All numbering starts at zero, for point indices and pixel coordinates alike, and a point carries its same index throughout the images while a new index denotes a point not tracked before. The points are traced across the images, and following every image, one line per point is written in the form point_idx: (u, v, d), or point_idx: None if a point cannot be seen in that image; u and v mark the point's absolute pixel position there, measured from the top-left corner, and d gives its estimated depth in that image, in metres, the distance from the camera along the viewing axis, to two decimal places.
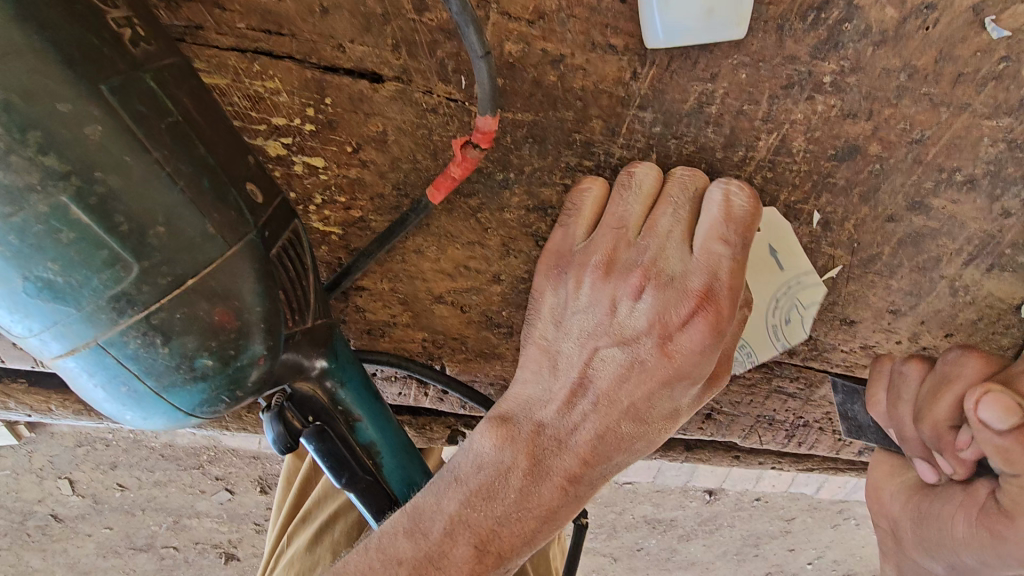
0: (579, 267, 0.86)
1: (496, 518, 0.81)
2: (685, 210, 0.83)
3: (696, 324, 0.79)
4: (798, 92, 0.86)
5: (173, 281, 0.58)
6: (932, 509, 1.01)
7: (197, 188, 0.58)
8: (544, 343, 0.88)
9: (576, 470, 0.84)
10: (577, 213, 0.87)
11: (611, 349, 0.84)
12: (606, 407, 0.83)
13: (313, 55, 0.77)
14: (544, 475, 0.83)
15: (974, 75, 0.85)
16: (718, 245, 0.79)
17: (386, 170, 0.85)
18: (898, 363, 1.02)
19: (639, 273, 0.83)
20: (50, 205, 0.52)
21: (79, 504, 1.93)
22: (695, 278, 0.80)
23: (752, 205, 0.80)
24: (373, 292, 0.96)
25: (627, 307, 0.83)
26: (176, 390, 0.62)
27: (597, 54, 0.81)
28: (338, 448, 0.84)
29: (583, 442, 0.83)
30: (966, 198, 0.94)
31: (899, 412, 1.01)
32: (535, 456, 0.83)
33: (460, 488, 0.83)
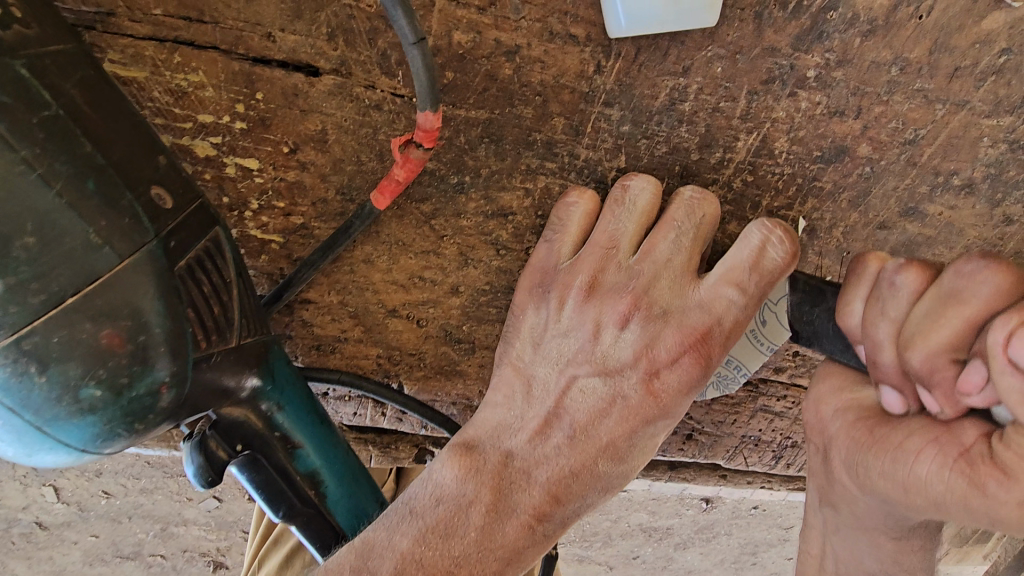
0: (563, 289, 0.78)
1: (454, 558, 0.73)
2: (688, 237, 0.75)
3: (684, 363, 0.75)
4: (780, 87, 0.78)
5: (49, 299, 0.51)
6: (892, 439, 0.72)
7: (79, 192, 0.51)
8: (520, 364, 0.81)
9: (545, 507, 0.76)
10: (563, 229, 0.78)
11: (592, 379, 0.78)
12: (582, 441, 0.77)
13: (239, 45, 0.70)
14: (510, 511, 0.75)
15: (972, 68, 0.78)
16: (731, 291, 0.73)
17: (328, 172, 0.77)
18: (892, 269, 0.68)
19: (628, 299, 0.76)
20: None
21: (65, 511, 1.81)
22: (694, 314, 0.74)
23: (787, 262, 0.73)
24: (320, 306, 0.88)
25: (612, 336, 0.77)
26: (61, 423, 0.55)
27: (556, 44, 0.74)
28: (274, 478, 0.77)
29: (553, 477, 0.76)
30: (964, 203, 0.86)
31: (881, 326, 0.69)
32: (501, 490, 0.76)
33: (415, 523, 0.75)
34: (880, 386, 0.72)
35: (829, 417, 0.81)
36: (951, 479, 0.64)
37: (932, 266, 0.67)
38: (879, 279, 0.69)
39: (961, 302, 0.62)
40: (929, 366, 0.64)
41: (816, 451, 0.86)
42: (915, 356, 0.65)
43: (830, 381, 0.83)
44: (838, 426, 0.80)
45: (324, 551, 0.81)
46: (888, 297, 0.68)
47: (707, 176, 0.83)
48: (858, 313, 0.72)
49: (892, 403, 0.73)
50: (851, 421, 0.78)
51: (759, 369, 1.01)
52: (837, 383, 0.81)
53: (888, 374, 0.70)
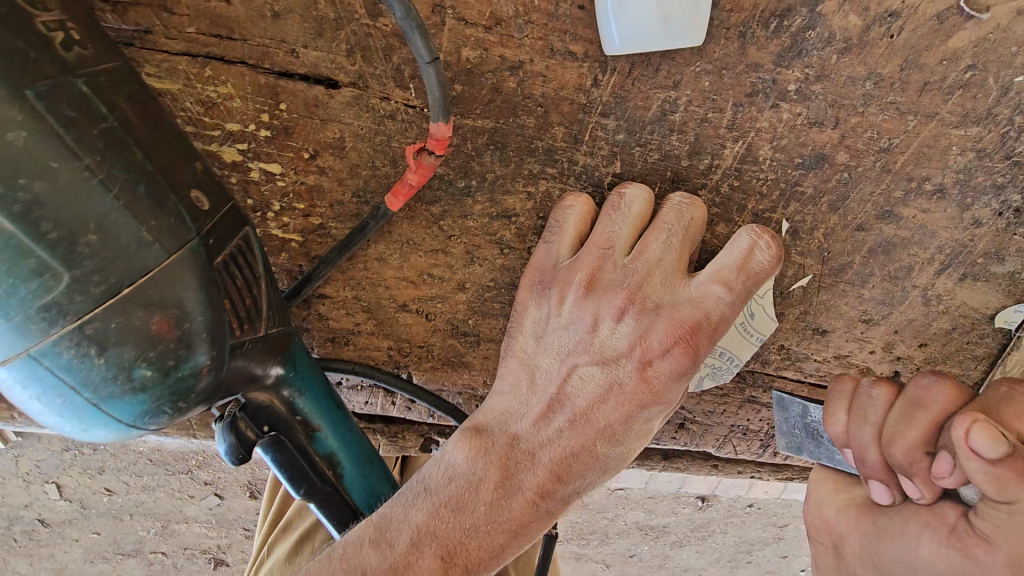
0: (563, 284, 0.85)
1: (465, 530, 0.79)
2: (678, 238, 0.81)
3: (675, 355, 0.82)
4: (763, 100, 0.84)
5: (106, 291, 0.57)
6: (895, 529, 0.80)
7: (132, 195, 0.57)
8: (524, 355, 0.87)
9: (548, 485, 0.83)
10: (561, 230, 0.85)
11: (591, 367, 0.84)
12: (582, 424, 0.83)
13: (265, 61, 0.76)
14: (516, 489, 0.82)
15: (940, 83, 0.84)
16: (717, 287, 0.80)
17: (345, 177, 0.83)
18: (922, 377, 0.79)
19: (623, 294, 0.82)
20: None
21: (65, 509, 1.87)
22: (685, 308, 0.81)
23: (773, 264, 0.80)
24: (336, 300, 0.94)
25: (609, 327, 0.83)
26: (115, 401, 0.61)
27: (556, 60, 0.80)
28: (295, 458, 0.83)
29: (556, 458, 0.83)
30: (936, 207, 0.93)
31: (864, 429, 0.82)
32: (508, 470, 0.82)
33: (429, 499, 0.81)
34: (869, 479, 0.83)
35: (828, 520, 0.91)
36: (950, 551, 0.71)
37: (894, 381, 0.83)
38: (858, 393, 0.84)
39: (924, 409, 0.77)
40: (908, 458, 0.77)
41: (824, 549, 0.92)
42: (896, 451, 0.78)
43: (822, 480, 0.94)
44: (847, 524, 0.87)
45: (341, 528, 0.87)
46: (915, 396, 0.79)
47: (696, 181, 0.89)
48: (841, 423, 0.85)
49: (878, 492, 0.84)
50: (845, 513, 0.89)
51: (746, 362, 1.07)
52: (831, 484, 0.93)
53: (873, 470, 0.82)
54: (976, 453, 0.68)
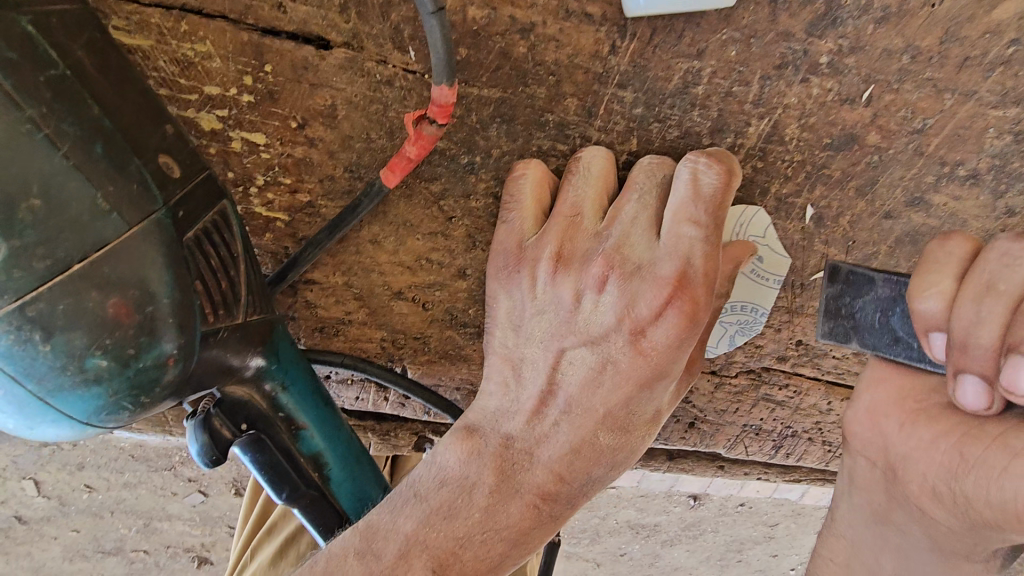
0: (531, 262, 0.74)
1: (458, 538, 0.72)
2: (652, 197, 0.73)
3: (669, 317, 0.69)
4: (792, 73, 0.78)
5: (54, 266, 0.49)
6: (985, 460, 0.68)
7: (86, 155, 0.50)
8: (506, 351, 0.77)
9: (550, 486, 0.74)
10: (518, 204, 0.76)
11: (579, 350, 0.74)
12: (579, 414, 0.74)
13: (248, 15, 0.68)
14: (514, 492, 0.74)
15: (981, 58, 0.78)
16: (689, 227, 0.68)
17: (336, 150, 0.76)
18: (1002, 243, 0.65)
19: (600, 262, 0.72)
20: None
21: (44, 506, 1.77)
22: (666, 265, 0.69)
23: (723, 183, 0.69)
24: (325, 287, 0.86)
25: (591, 301, 0.73)
26: (65, 395, 0.53)
27: (572, 22, 0.73)
28: (278, 461, 0.75)
29: (558, 456, 0.74)
30: (967, 194, 0.87)
31: (991, 303, 0.64)
32: (504, 472, 0.74)
33: (420, 506, 0.74)
34: (963, 375, 0.67)
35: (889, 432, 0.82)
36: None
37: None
38: (983, 258, 0.66)
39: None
40: None
41: (872, 466, 0.86)
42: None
43: (884, 388, 0.83)
44: (914, 446, 0.78)
45: (326, 534, 0.80)
46: (998, 271, 0.64)
47: None
48: (942, 293, 0.68)
49: (972, 397, 0.67)
50: (913, 429, 0.78)
51: (763, 357, 1.01)
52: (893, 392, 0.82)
53: (981, 358, 0.65)
54: None
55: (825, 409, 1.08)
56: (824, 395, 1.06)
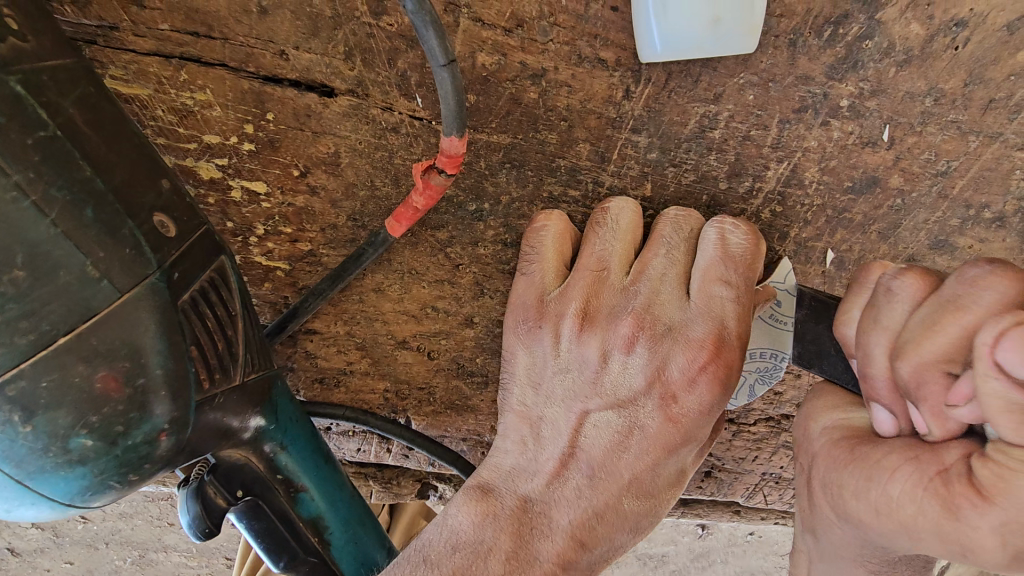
0: (554, 319, 0.71)
1: None
2: (681, 253, 0.70)
3: (702, 384, 0.67)
4: (812, 116, 0.75)
5: (38, 339, 0.46)
6: (872, 457, 0.63)
7: (76, 220, 0.47)
8: (524, 409, 0.73)
9: (570, 554, 0.68)
10: (539, 256, 0.72)
11: (604, 413, 0.70)
12: (602, 480, 0.70)
13: (250, 63, 0.66)
14: (533, 561, 0.68)
15: (1007, 100, 0.76)
16: (720, 288, 0.67)
17: (339, 198, 0.73)
18: (888, 276, 0.61)
19: (629, 321, 0.69)
20: None
21: (38, 535, 1.73)
22: (699, 327, 0.67)
23: (753, 243, 0.68)
24: (327, 336, 0.83)
25: (619, 362, 0.69)
26: (45, 477, 0.49)
27: (584, 68, 0.71)
28: (275, 527, 0.70)
29: (578, 524, 0.69)
30: (995, 237, 0.84)
31: (877, 337, 0.61)
32: (522, 538, 0.68)
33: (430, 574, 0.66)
34: (872, 405, 0.64)
35: (815, 436, 0.73)
36: (923, 502, 0.57)
37: (935, 276, 0.60)
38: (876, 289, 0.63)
39: (959, 311, 0.55)
40: (916, 378, 0.57)
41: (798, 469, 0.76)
42: (902, 366, 0.58)
43: (823, 396, 0.75)
44: (821, 446, 0.71)
45: None
46: (883, 305, 0.61)
47: (735, 206, 0.80)
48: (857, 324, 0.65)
49: (886, 426, 0.64)
50: (829, 433, 0.71)
51: (782, 404, 0.96)
52: (828, 400, 0.74)
53: (879, 390, 0.62)
54: (1002, 369, 0.50)
55: None
56: None
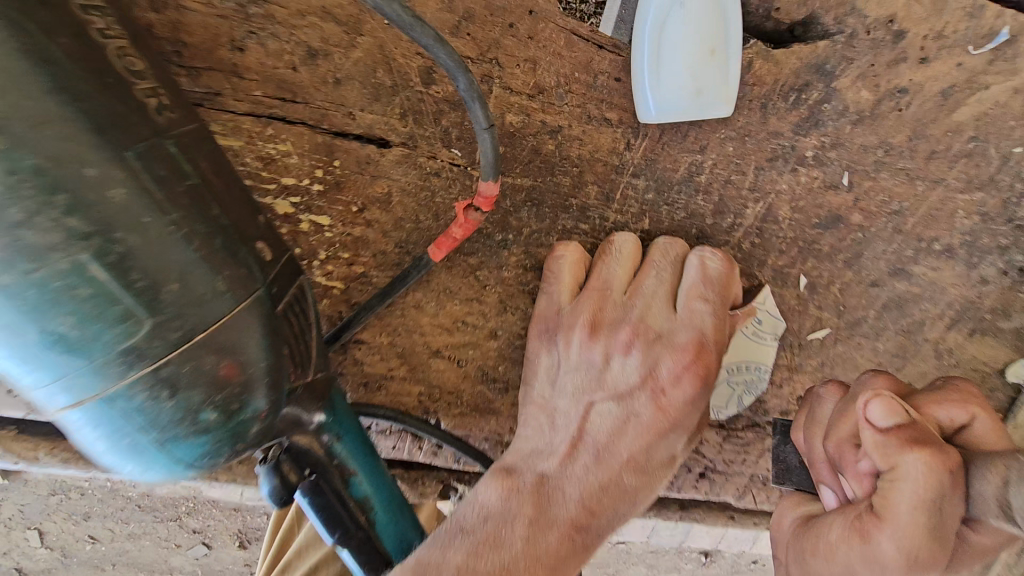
0: (567, 326, 0.85)
1: (505, 565, 0.77)
2: (668, 274, 0.86)
3: (686, 380, 0.82)
4: (783, 164, 0.91)
5: (182, 336, 0.59)
6: (822, 534, 0.76)
7: (210, 248, 0.61)
8: (542, 401, 0.85)
9: (580, 519, 0.81)
10: (557, 279, 0.86)
11: (607, 404, 0.84)
12: (606, 459, 0.83)
13: (324, 121, 0.82)
14: (550, 525, 0.80)
15: (946, 152, 0.91)
16: (699, 304, 0.83)
17: (389, 230, 0.87)
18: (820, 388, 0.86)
19: (628, 328, 0.84)
20: (70, 263, 0.53)
21: (46, 557, 1.71)
22: (683, 334, 0.83)
23: (726, 268, 0.84)
24: (372, 346, 0.97)
25: (619, 362, 0.84)
26: (178, 442, 0.62)
27: (593, 125, 0.87)
28: (331, 504, 0.83)
29: (586, 495, 0.82)
30: (944, 266, 0.98)
31: (815, 440, 0.83)
32: (540, 507, 0.81)
33: (468, 539, 0.79)
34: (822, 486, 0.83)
35: (786, 528, 0.86)
36: (855, 542, 0.70)
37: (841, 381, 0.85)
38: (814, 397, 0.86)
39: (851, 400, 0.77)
40: (838, 452, 0.76)
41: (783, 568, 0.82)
42: (828, 445, 0.77)
43: (789, 508, 0.89)
44: (790, 535, 0.84)
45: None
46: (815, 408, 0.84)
47: (720, 238, 0.93)
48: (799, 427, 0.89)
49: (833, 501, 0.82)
50: (791, 518, 0.87)
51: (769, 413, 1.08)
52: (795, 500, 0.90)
53: (823, 472, 0.82)
54: (870, 422, 0.69)
55: None
56: None
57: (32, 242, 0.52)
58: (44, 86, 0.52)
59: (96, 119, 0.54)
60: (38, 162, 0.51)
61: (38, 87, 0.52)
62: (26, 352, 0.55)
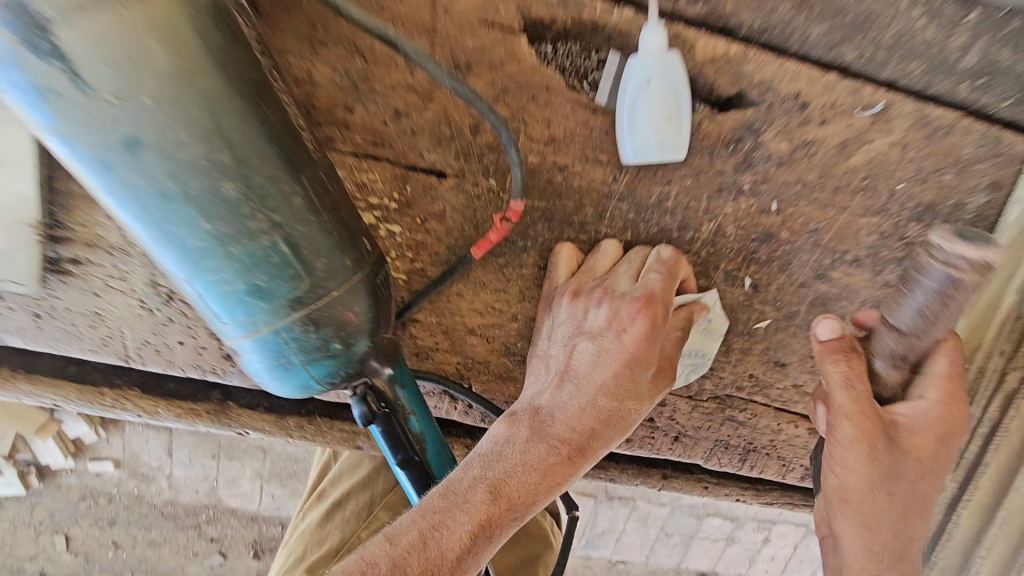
0: (558, 297, 1.22)
1: (506, 463, 1.10)
2: (634, 263, 1.21)
3: (640, 322, 1.14)
4: (727, 194, 1.25)
5: (327, 292, 0.92)
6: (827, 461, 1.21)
7: (344, 238, 0.95)
8: (542, 355, 1.22)
9: (567, 431, 1.13)
10: (555, 268, 1.25)
11: (586, 345, 1.17)
12: (586, 384, 1.15)
13: (401, 158, 1.16)
14: (543, 434, 1.13)
15: (847, 186, 1.25)
16: (652, 275, 1.16)
17: (442, 236, 1.22)
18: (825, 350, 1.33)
19: (600, 290, 1.18)
20: (272, 242, 0.86)
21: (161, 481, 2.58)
22: (639, 291, 1.15)
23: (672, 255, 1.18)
24: (424, 324, 1.29)
25: (593, 313, 1.18)
26: (316, 362, 0.96)
27: (589, 164, 1.21)
28: (397, 432, 1.13)
29: (571, 414, 1.13)
30: (856, 272, 1.31)
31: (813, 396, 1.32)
32: (537, 424, 1.14)
33: (480, 456, 1.12)
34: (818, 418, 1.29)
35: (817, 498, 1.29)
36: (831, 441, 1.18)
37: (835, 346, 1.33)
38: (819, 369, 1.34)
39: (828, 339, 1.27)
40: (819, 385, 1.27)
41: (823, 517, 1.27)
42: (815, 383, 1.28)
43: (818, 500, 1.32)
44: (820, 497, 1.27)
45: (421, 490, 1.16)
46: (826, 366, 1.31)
47: (683, 247, 1.28)
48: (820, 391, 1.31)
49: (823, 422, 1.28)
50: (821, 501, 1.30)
51: (726, 386, 1.42)
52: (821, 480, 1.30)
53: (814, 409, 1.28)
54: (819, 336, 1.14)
55: (777, 428, 1.48)
56: (774, 417, 1.46)
57: (252, 228, 0.85)
58: (260, 132, 0.84)
59: (283, 154, 0.87)
60: (261, 181, 0.84)
61: (257, 132, 0.84)
62: (236, 297, 0.88)
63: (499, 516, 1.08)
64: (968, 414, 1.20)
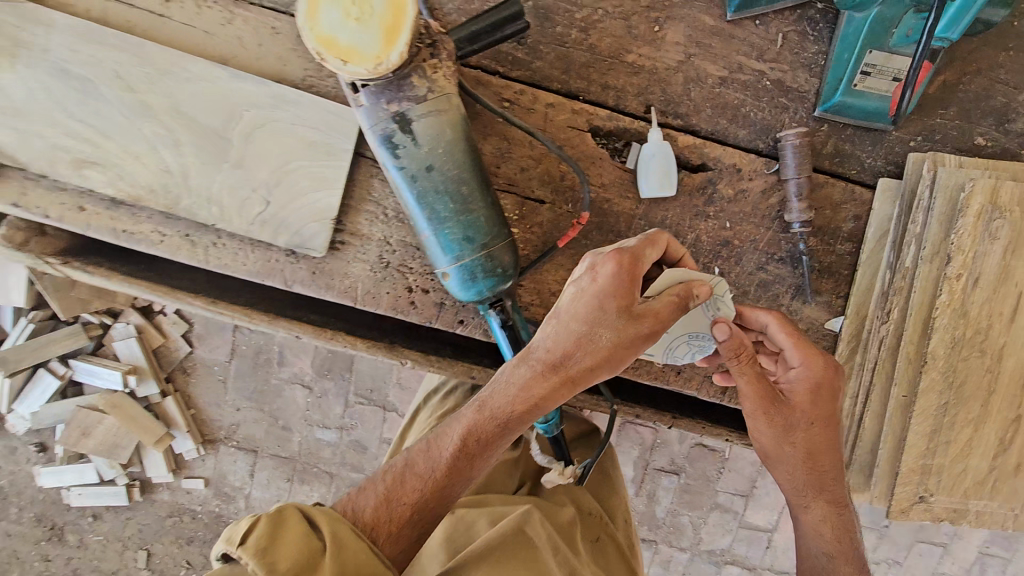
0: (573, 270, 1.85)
1: (496, 384, 1.75)
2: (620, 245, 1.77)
3: (602, 270, 1.69)
4: (701, 218, 2.20)
5: (497, 243, 1.89)
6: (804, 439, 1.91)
7: (505, 221, 1.93)
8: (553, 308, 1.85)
9: (541, 353, 1.72)
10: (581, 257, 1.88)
11: (569, 288, 1.74)
12: (561, 318, 1.72)
13: (522, 193, 2.16)
14: (527, 357, 1.74)
15: (770, 215, 2.20)
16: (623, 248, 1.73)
17: (541, 236, 2.18)
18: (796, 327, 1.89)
19: (590, 256, 1.78)
20: (477, 215, 1.85)
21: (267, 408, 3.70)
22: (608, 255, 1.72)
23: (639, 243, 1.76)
24: (527, 288, 2.23)
25: (580, 270, 1.75)
26: (487, 280, 1.89)
27: (622, 198, 2.19)
28: (511, 331, 2.03)
29: (546, 339, 1.72)
30: (783, 267, 2.22)
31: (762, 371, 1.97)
32: (524, 353, 1.75)
33: (491, 382, 1.79)
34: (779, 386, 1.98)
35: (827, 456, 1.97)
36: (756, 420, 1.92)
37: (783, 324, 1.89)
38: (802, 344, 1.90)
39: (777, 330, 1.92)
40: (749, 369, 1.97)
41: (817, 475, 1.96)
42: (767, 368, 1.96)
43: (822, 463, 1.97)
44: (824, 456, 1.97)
45: None
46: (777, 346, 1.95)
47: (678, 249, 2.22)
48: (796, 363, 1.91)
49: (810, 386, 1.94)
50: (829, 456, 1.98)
51: None
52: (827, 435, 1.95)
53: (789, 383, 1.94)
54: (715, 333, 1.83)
55: None
56: None
57: (469, 208, 1.85)
58: (477, 168, 1.87)
59: (483, 178, 1.89)
60: (475, 188, 1.86)
61: (475, 167, 1.87)
62: (456, 242, 1.86)
63: (481, 424, 1.72)
64: (829, 366, 1.87)
